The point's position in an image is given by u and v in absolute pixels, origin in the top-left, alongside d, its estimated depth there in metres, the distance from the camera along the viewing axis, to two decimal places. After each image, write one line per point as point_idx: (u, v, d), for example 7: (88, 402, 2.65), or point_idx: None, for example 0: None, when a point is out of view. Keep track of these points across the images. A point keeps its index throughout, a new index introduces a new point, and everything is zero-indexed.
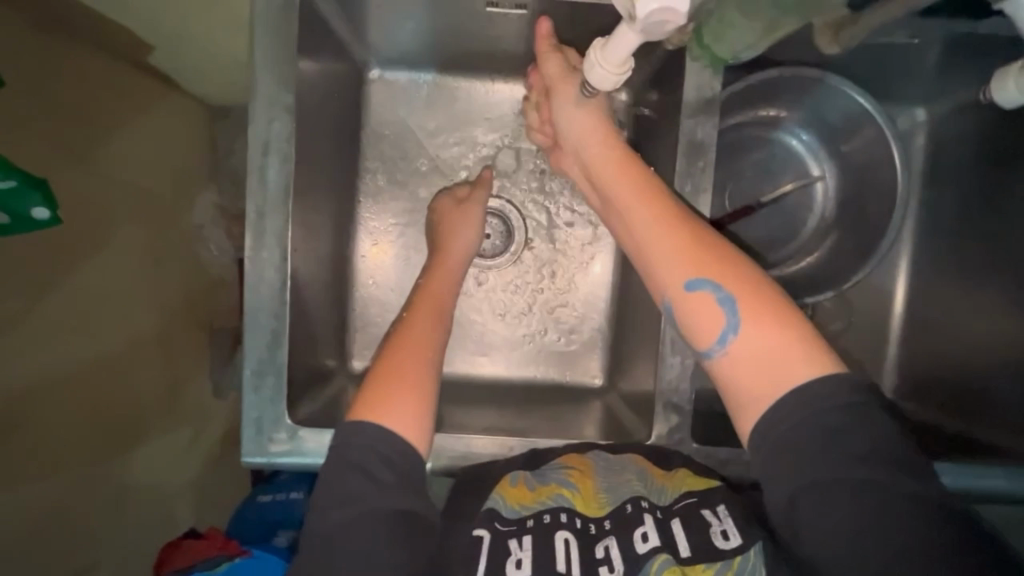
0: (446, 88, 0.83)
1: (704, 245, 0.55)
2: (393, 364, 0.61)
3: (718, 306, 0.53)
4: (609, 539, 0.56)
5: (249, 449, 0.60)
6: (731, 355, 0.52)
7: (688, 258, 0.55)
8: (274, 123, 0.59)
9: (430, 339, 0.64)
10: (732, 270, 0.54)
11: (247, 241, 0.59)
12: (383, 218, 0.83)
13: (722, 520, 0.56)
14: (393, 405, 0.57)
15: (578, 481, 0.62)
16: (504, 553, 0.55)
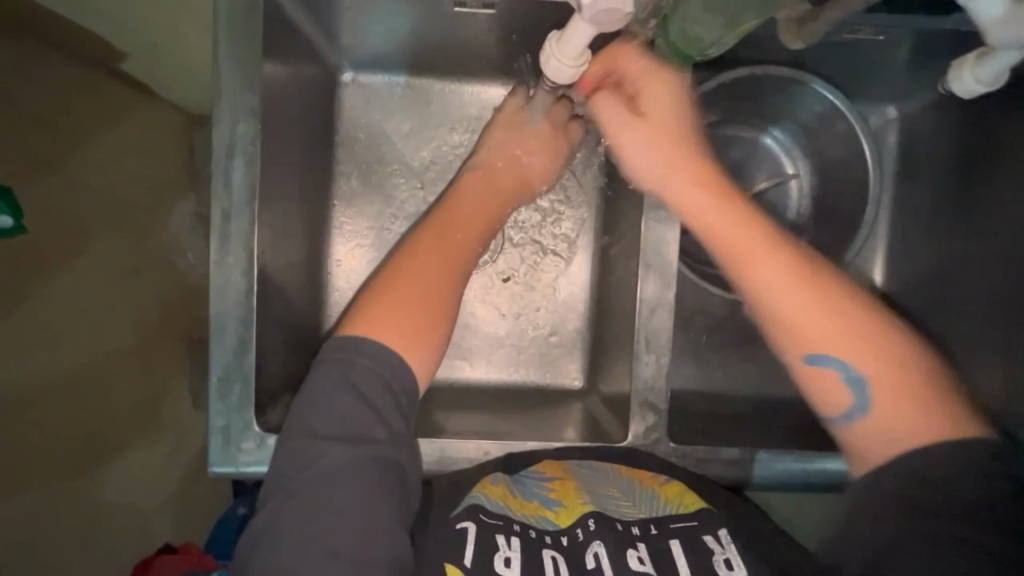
0: (422, 91, 0.83)
1: (844, 328, 0.55)
2: (416, 284, 0.61)
3: (845, 386, 0.55)
4: (599, 547, 0.56)
5: (216, 459, 0.59)
6: (860, 424, 0.55)
7: (820, 330, 0.55)
8: (239, 125, 0.58)
9: (450, 266, 0.65)
10: (874, 353, 0.54)
11: (212, 244, 0.58)
12: (358, 222, 0.82)
13: (726, 547, 0.57)
14: (400, 326, 0.58)
15: (560, 497, 0.62)
16: (493, 547, 0.55)
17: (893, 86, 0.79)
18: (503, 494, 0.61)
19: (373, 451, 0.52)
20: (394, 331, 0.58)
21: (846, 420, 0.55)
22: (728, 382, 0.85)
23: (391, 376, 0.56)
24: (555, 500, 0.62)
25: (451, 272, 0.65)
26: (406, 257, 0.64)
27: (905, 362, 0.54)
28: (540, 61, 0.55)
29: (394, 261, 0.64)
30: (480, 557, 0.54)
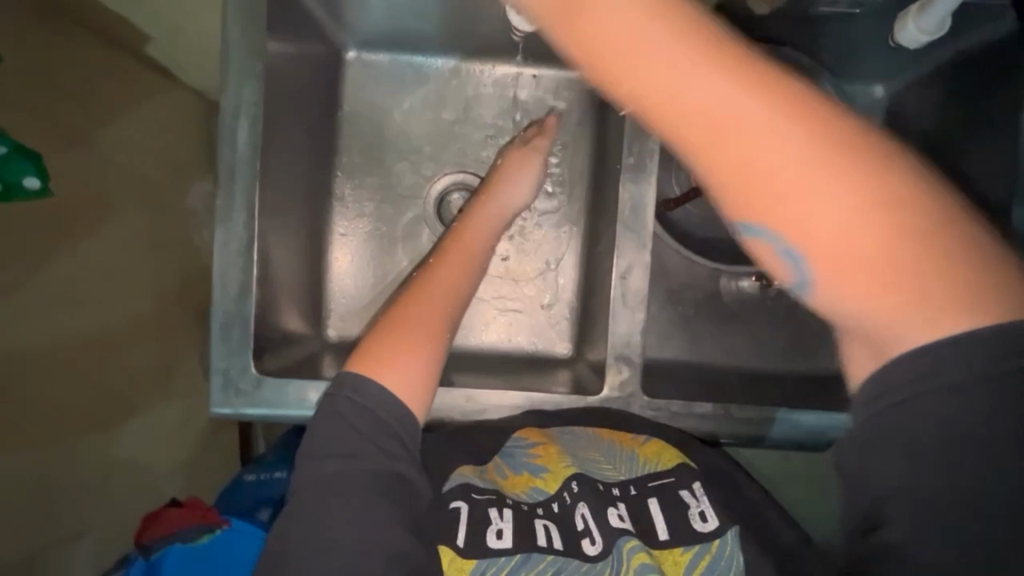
0: (422, 70, 0.87)
1: (822, 197, 0.35)
2: (404, 313, 0.64)
3: (779, 259, 0.38)
4: (584, 508, 0.63)
5: (216, 399, 0.63)
6: (821, 296, 0.38)
7: (748, 143, 0.35)
8: (244, 90, 0.62)
9: (439, 317, 0.65)
10: (849, 171, 0.35)
11: (217, 197, 0.62)
12: (358, 191, 0.86)
13: (698, 500, 0.64)
14: (399, 372, 0.59)
15: (545, 463, 0.67)
16: (484, 520, 0.61)
17: (881, 63, 0.80)
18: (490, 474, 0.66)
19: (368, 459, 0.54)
20: (393, 376, 0.59)
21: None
22: (715, 355, 0.86)
23: (392, 416, 0.57)
24: (541, 467, 0.67)
25: (448, 326, 0.66)
26: (403, 309, 0.64)
27: (894, 199, 0.36)
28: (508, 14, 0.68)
29: (389, 312, 0.64)
30: (472, 538, 0.59)
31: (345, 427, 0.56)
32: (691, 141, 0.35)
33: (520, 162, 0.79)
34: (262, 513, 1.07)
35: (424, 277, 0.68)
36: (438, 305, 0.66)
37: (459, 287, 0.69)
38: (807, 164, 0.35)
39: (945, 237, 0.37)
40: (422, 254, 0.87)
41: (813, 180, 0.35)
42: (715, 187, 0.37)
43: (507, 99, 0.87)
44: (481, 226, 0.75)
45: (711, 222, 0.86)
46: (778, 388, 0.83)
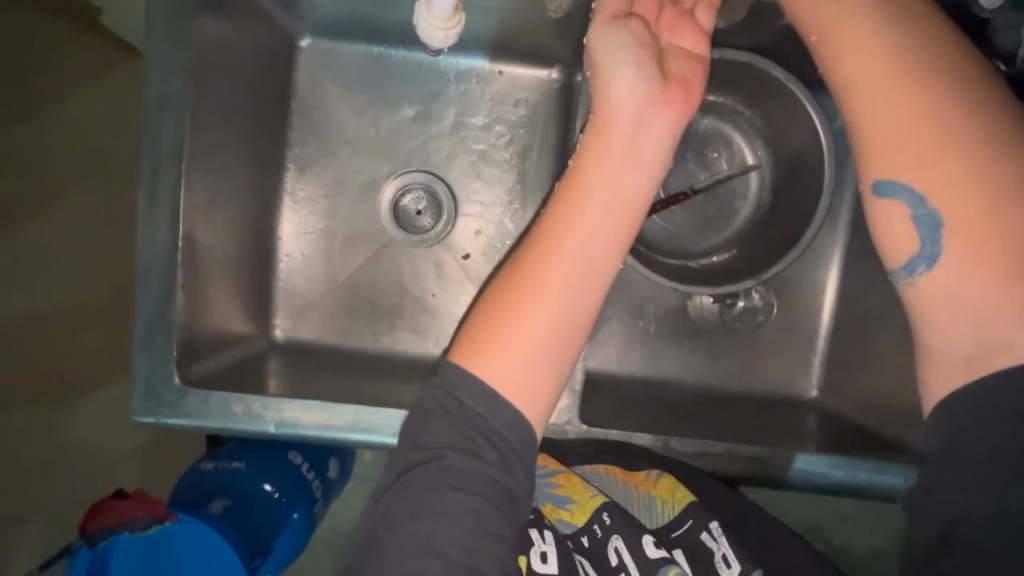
0: (381, 60, 0.82)
1: (898, 162, 0.50)
2: (520, 307, 0.53)
3: (915, 231, 0.50)
4: (618, 542, 0.64)
5: (139, 410, 0.61)
6: (925, 282, 0.50)
7: (906, 130, 0.49)
8: (169, 81, 0.62)
9: (559, 321, 0.53)
10: (954, 162, 0.47)
11: (141, 197, 0.62)
12: (311, 187, 0.83)
13: (720, 542, 0.66)
14: (507, 365, 0.52)
15: (570, 494, 0.67)
16: (529, 543, 0.64)
17: None
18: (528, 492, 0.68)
19: (466, 471, 0.50)
20: (497, 371, 0.52)
21: (909, 274, 0.51)
22: (674, 373, 0.83)
23: (498, 423, 0.52)
24: (567, 498, 0.67)
25: (573, 291, 0.53)
26: (508, 285, 0.54)
27: (933, 174, 0.48)
28: (415, 25, 0.64)
29: (493, 287, 0.55)
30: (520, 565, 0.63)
31: (448, 432, 0.51)
32: (876, 121, 0.50)
33: (604, 44, 0.57)
34: (216, 506, 1.02)
35: (537, 235, 0.54)
36: (555, 296, 0.53)
37: (585, 235, 0.54)
38: (894, 83, 0.49)
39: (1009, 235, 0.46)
40: (377, 254, 0.84)
41: (921, 155, 0.48)
42: (873, 163, 0.51)
43: (469, 95, 0.83)
44: (608, 174, 0.55)
45: (675, 236, 0.83)
46: (734, 409, 0.80)
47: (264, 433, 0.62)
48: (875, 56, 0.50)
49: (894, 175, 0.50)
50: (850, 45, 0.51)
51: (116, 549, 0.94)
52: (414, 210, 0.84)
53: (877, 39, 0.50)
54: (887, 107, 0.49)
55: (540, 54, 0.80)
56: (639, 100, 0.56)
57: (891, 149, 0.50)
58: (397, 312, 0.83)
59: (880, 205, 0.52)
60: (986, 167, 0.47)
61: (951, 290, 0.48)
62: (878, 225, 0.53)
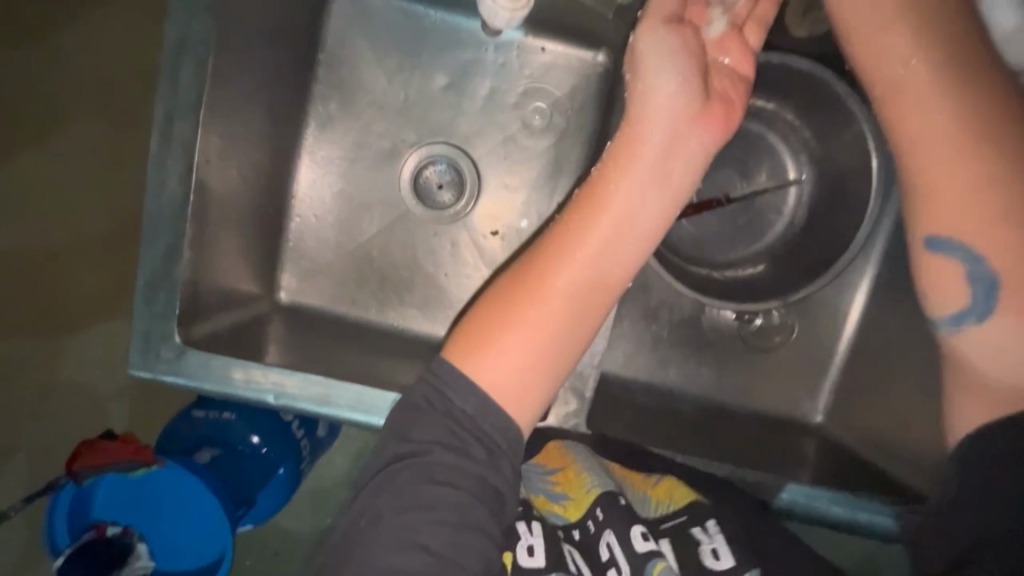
0: (419, 19, 0.77)
1: (966, 208, 0.49)
2: (522, 312, 0.50)
3: (966, 285, 0.50)
4: (610, 536, 0.59)
5: (135, 361, 0.59)
6: (963, 330, 0.51)
7: (957, 170, 0.49)
8: (195, 19, 0.58)
9: (558, 335, 0.51)
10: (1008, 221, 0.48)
11: (154, 144, 0.59)
12: (330, 148, 0.79)
13: (713, 537, 0.60)
14: (499, 368, 0.50)
15: (565, 489, 0.63)
16: (515, 535, 0.60)
17: None
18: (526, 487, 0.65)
19: (452, 469, 0.47)
20: (489, 373, 0.50)
21: (954, 325, 0.51)
22: (680, 384, 0.81)
23: (486, 425, 0.49)
24: (562, 493, 0.63)
25: (578, 302, 0.51)
26: (514, 284, 0.51)
27: (1013, 221, 0.48)
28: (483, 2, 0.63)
29: (496, 284, 0.53)
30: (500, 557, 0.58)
31: (437, 426, 0.49)
32: (919, 161, 0.50)
33: (650, 47, 0.55)
34: (204, 455, 1.01)
35: (551, 238, 0.52)
36: (560, 305, 0.50)
37: (602, 246, 0.51)
38: (944, 124, 0.49)
39: None
40: (392, 225, 0.80)
41: (978, 203, 0.48)
42: (923, 212, 0.51)
43: (508, 69, 0.78)
44: (635, 186, 0.52)
45: (701, 244, 0.79)
46: (736, 425, 0.79)
47: (262, 402, 0.60)
48: (934, 90, 0.50)
49: (954, 228, 0.49)
50: (909, 101, 0.51)
51: (100, 487, 0.95)
52: (435, 183, 0.80)
53: (946, 91, 0.50)
54: (941, 163, 0.49)
55: (588, 35, 0.75)
56: (677, 110, 0.53)
57: (946, 199, 0.50)
58: (406, 286, 0.81)
59: (930, 256, 0.51)
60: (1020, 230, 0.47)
61: (998, 345, 0.49)
62: (922, 277, 0.53)
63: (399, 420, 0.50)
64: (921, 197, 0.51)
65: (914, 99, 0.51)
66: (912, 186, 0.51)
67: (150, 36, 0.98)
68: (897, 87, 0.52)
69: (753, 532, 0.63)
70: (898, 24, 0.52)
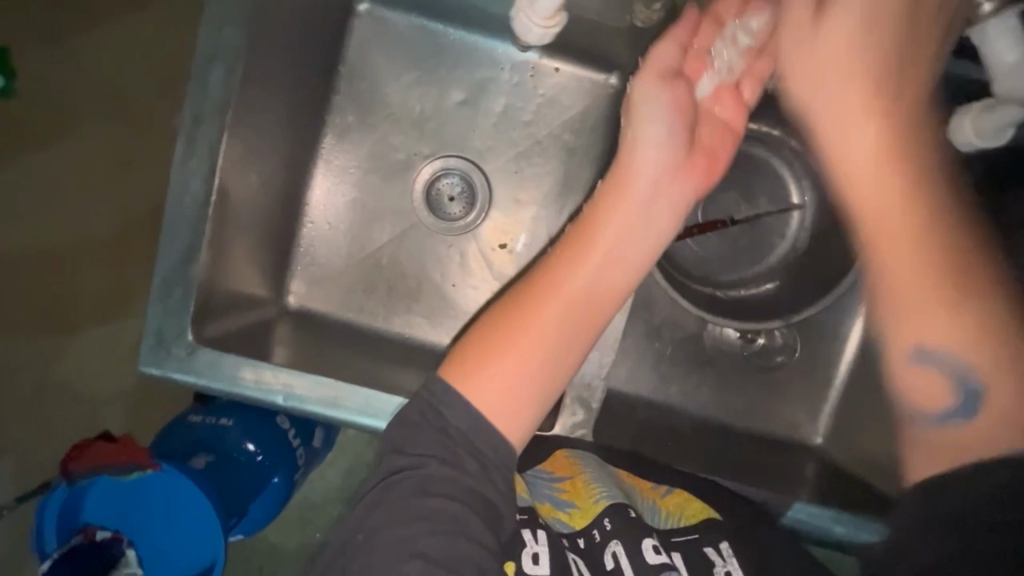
0: (438, 37, 0.80)
1: (925, 300, 0.48)
2: (513, 346, 0.51)
3: (950, 385, 0.48)
4: (618, 547, 0.59)
5: (146, 358, 0.60)
6: (946, 425, 0.48)
7: (920, 261, 0.48)
8: (227, 28, 0.60)
9: (549, 368, 0.52)
10: (961, 316, 0.47)
11: (179, 145, 0.60)
12: (346, 158, 0.81)
13: (726, 559, 0.60)
14: (490, 398, 0.50)
15: (573, 497, 0.64)
16: (520, 545, 0.58)
17: None
18: (525, 490, 0.64)
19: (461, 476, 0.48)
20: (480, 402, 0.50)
21: (939, 423, 0.48)
22: (683, 402, 0.82)
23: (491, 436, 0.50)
24: (569, 501, 0.64)
25: (568, 328, 0.52)
26: (506, 310, 0.53)
27: (988, 321, 0.47)
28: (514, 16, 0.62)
29: (485, 318, 0.53)
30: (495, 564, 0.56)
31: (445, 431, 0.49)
32: (881, 248, 0.49)
33: (644, 96, 0.56)
34: (199, 460, 0.99)
35: (541, 275, 0.53)
36: (552, 340, 0.51)
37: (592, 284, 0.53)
38: (890, 209, 0.49)
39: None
40: (402, 234, 0.82)
41: (937, 294, 0.47)
42: (895, 318, 0.49)
43: (521, 88, 0.81)
44: (625, 227, 0.54)
45: (706, 263, 0.81)
46: (737, 444, 0.79)
47: (271, 403, 0.60)
48: (884, 167, 0.50)
49: (937, 335, 0.47)
50: (862, 184, 0.50)
51: (94, 489, 0.93)
52: (447, 196, 0.82)
53: (887, 168, 0.50)
54: (924, 273, 0.48)
55: (602, 59, 0.78)
56: (672, 142, 0.56)
57: (918, 297, 0.48)
58: (415, 295, 0.82)
59: (910, 367, 0.49)
60: (995, 333, 0.47)
61: (965, 440, 0.46)
62: (905, 381, 0.50)
63: (410, 424, 0.51)
64: (889, 290, 0.49)
65: (865, 172, 0.50)
66: (877, 278, 0.50)
67: (172, 44, 1.00)
68: (844, 160, 0.51)
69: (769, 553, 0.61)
70: (848, 86, 0.51)
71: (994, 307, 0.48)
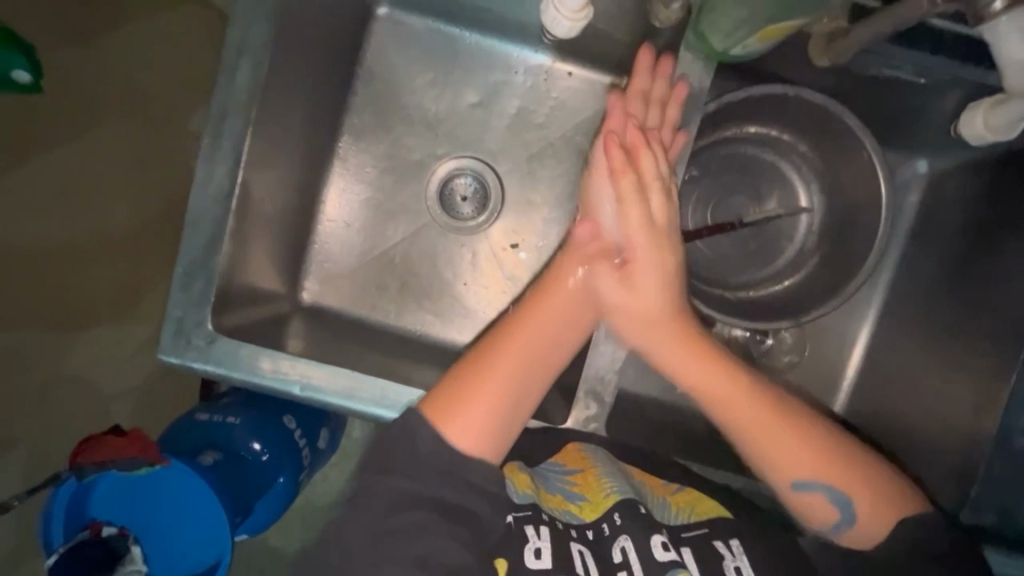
0: (454, 40, 0.82)
1: (781, 443, 0.59)
2: (489, 382, 0.59)
3: (833, 504, 0.58)
4: (625, 541, 0.58)
5: (166, 347, 0.61)
6: (851, 532, 0.58)
7: (757, 418, 0.59)
8: (254, 27, 0.62)
9: (521, 397, 0.59)
10: (810, 443, 0.58)
11: (205, 138, 0.62)
12: (361, 157, 0.82)
13: (736, 555, 0.58)
14: (467, 422, 0.57)
15: (583, 490, 0.63)
16: (522, 539, 0.57)
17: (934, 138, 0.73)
18: (529, 485, 0.63)
19: None
20: (461, 423, 0.56)
21: (836, 530, 0.59)
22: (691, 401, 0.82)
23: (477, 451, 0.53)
24: (579, 494, 0.63)
25: (534, 361, 0.60)
26: (481, 356, 0.60)
27: (827, 439, 0.59)
28: (543, 9, 0.64)
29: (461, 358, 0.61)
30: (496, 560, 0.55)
31: None
32: (733, 413, 0.59)
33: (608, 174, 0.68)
34: (207, 458, 0.98)
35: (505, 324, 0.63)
36: (520, 373, 0.59)
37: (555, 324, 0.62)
38: (720, 379, 0.60)
39: (876, 470, 0.59)
40: (415, 232, 0.83)
41: (780, 435, 0.59)
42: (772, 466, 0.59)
43: (535, 91, 0.83)
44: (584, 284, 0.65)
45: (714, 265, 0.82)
46: None
47: (287, 393, 0.61)
48: (705, 361, 0.61)
49: (796, 469, 0.58)
50: (692, 371, 0.61)
51: (100, 485, 0.93)
52: (460, 195, 0.83)
53: (697, 333, 0.62)
54: (779, 445, 0.59)
55: (615, 63, 0.79)
56: (643, 226, 0.63)
57: (785, 457, 0.58)
58: (426, 293, 0.83)
59: (798, 495, 0.59)
60: (844, 458, 0.58)
61: (870, 535, 0.57)
62: (797, 503, 0.60)
63: None
64: (764, 459, 0.59)
65: (693, 368, 0.61)
66: (744, 447, 0.60)
67: (193, 47, 1.02)
68: (671, 361, 0.63)
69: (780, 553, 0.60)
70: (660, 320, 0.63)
71: (833, 432, 0.60)
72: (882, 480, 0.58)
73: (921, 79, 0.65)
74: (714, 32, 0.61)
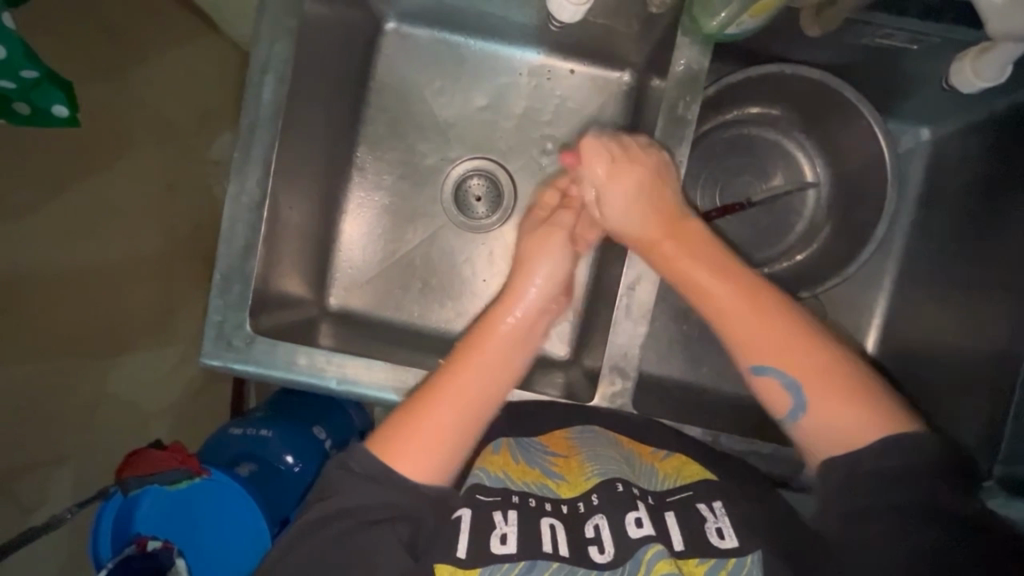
0: (458, 48, 0.86)
1: (731, 314, 0.59)
2: (419, 418, 0.58)
3: (790, 393, 0.57)
4: (600, 518, 0.56)
5: (208, 350, 0.65)
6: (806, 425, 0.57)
7: (728, 304, 0.59)
8: (276, 45, 0.66)
9: (453, 426, 0.58)
10: (773, 326, 0.57)
11: (237, 151, 0.66)
12: (377, 166, 0.86)
13: (718, 517, 0.56)
14: (407, 458, 0.57)
15: (563, 471, 0.62)
16: (488, 524, 0.55)
17: (932, 104, 0.75)
18: (503, 464, 0.62)
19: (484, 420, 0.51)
20: (403, 458, 0.57)
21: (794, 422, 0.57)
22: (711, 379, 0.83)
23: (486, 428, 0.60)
24: (559, 474, 0.62)
25: (464, 404, 0.59)
26: (411, 405, 0.59)
27: (783, 311, 0.58)
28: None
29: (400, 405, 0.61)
30: (472, 547, 0.54)
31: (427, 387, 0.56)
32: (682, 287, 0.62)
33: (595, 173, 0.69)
34: (243, 469, 0.99)
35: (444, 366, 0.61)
36: (450, 406, 0.58)
37: (480, 358, 0.61)
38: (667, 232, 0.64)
39: (826, 347, 0.57)
40: (433, 234, 0.86)
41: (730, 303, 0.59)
42: (744, 358, 0.58)
43: (539, 92, 0.86)
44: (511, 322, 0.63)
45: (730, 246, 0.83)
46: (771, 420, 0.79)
47: (325, 387, 0.65)
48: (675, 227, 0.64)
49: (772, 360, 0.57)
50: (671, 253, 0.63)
51: (145, 499, 0.92)
52: (474, 195, 0.86)
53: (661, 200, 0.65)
54: (729, 318, 0.59)
55: (616, 57, 0.82)
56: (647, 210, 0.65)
57: (741, 336, 0.58)
58: (446, 291, 0.85)
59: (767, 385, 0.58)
60: (813, 334, 0.57)
61: (828, 436, 0.55)
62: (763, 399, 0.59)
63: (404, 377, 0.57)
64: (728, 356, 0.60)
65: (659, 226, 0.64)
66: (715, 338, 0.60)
67: None
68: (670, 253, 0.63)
69: (771, 518, 0.57)
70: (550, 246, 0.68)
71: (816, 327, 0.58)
72: (831, 344, 0.57)
73: (915, 46, 0.67)
74: (709, 14, 0.64)
